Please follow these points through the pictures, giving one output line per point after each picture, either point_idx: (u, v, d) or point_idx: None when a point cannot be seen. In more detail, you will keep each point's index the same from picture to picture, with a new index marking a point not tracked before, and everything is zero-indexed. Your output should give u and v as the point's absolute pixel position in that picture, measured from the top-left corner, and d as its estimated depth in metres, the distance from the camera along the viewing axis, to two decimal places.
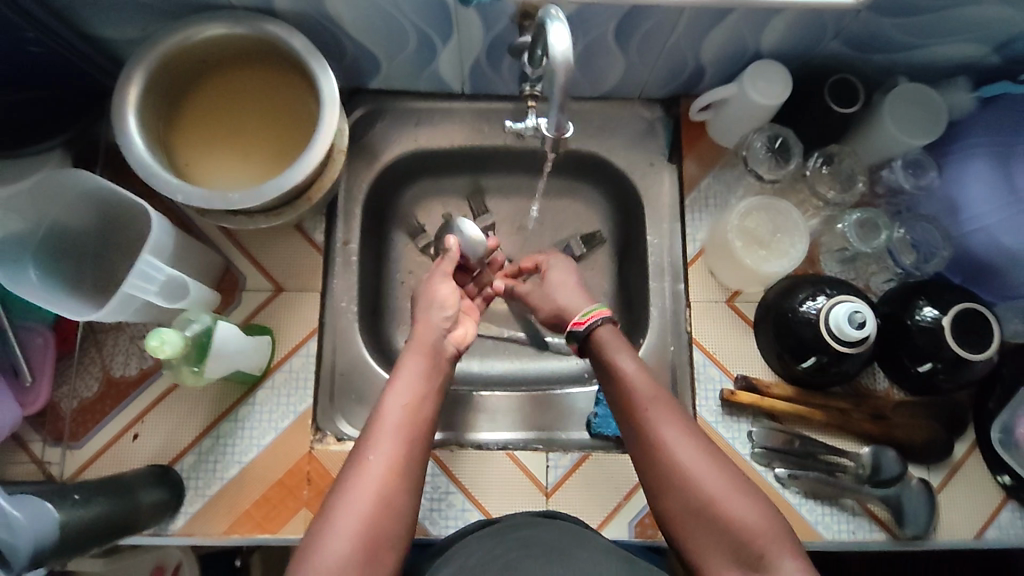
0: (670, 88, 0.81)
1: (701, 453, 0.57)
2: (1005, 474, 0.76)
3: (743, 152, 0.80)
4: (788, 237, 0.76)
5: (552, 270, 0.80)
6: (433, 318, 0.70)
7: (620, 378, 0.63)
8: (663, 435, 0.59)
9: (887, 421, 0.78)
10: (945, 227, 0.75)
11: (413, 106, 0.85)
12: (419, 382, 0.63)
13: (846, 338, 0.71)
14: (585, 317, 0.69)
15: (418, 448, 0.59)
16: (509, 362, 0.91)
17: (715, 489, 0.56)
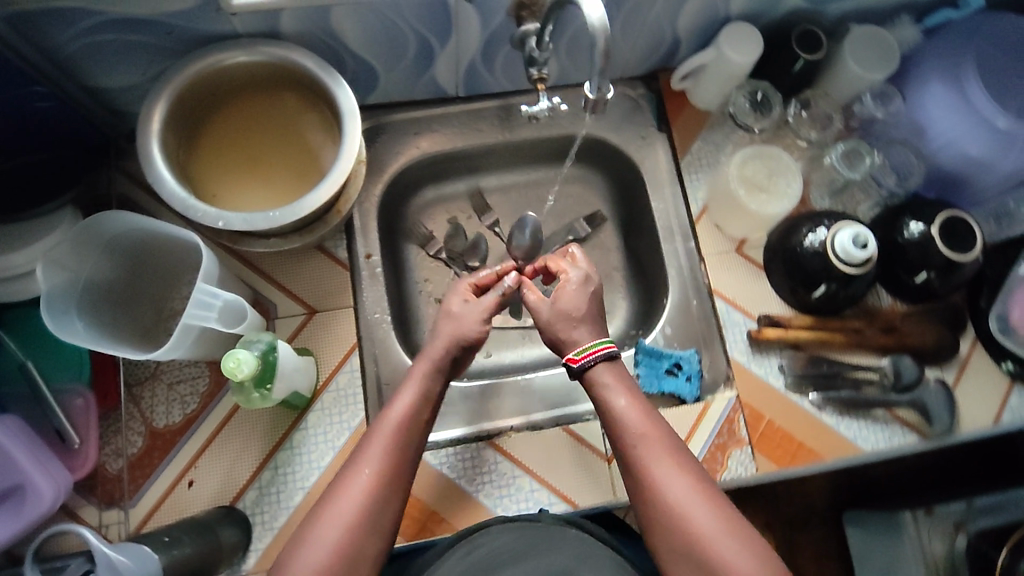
0: (649, 64, 0.88)
1: (691, 492, 0.59)
2: (1008, 360, 0.83)
3: (729, 109, 0.89)
4: (784, 179, 0.85)
5: (564, 291, 0.71)
6: (448, 345, 0.68)
7: (613, 415, 0.64)
8: (653, 473, 0.60)
9: (898, 331, 0.85)
10: (917, 148, 0.83)
11: (411, 116, 0.88)
12: (404, 440, 0.62)
13: (852, 261, 0.77)
14: (581, 354, 0.67)
15: (396, 492, 0.60)
16: (516, 354, 0.92)
17: (705, 526, 0.57)
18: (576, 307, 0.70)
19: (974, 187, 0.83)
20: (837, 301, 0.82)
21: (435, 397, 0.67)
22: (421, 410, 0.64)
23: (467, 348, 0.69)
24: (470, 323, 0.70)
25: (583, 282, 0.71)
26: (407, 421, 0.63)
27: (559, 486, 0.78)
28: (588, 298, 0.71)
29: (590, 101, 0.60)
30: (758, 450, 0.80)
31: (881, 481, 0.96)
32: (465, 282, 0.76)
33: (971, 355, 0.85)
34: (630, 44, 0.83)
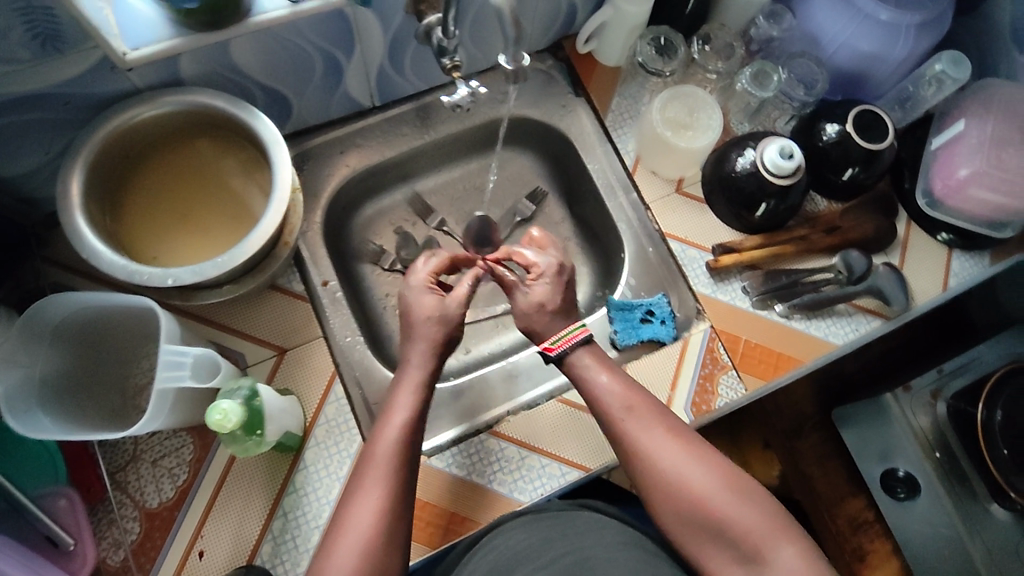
0: (551, 35, 0.92)
1: (682, 455, 0.62)
2: (944, 231, 0.91)
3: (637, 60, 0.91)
4: (704, 113, 0.89)
5: (539, 283, 0.74)
6: (429, 347, 0.70)
7: (596, 393, 0.68)
8: (643, 443, 0.64)
9: (840, 230, 0.89)
10: (816, 56, 0.88)
11: (333, 136, 0.88)
12: (405, 448, 0.62)
13: (783, 173, 0.81)
14: (556, 342, 0.70)
15: (404, 506, 0.60)
16: (492, 343, 0.93)
17: (704, 487, 0.61)
18: (549, 297, 0.73)
19: (873, 81, 0.89)
20: (779, 214, 0.87)
21: (424, 403, 0.67)
22: (415, 421, 0.64)
23: (450, 338, 0.71)
24: (442, 321, 0.71)
25: (555, 277, 0.74)
26: (409, 429, 0.63)
27: (569, 455, 0.77)
28: (561, 289, 0.74)
29: (510, 71, 0.65)
30: (742, 372, 0.83)
31: (856, 375, 1.02)
32: (421, 277, 0.75)
33: (909, 235, 0.92)
34: (528, 19, 0.85)
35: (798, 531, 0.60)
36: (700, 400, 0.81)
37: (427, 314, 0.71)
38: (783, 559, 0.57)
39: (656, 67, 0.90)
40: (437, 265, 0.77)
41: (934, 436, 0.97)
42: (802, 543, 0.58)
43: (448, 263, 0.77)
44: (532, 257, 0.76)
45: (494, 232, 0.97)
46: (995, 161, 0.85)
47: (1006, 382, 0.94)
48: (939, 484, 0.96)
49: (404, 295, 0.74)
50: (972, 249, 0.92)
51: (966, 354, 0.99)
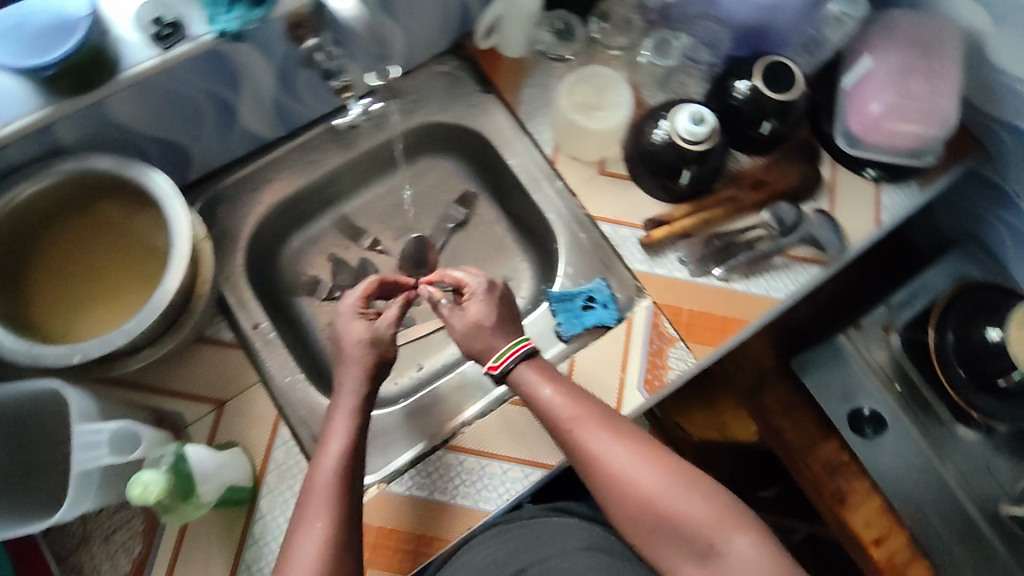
0: (449, 36, 0.90)
1: (633, 458, 0.63)
2: (870, 167, 0.90)
3: (540, 48, 0.91)
4: (612, 91, 0.87)
5: (472, 300, 0.73)
6: (360, 370, 0.68)
7: (542, 405, 0.67)
8: (594, 449, 0.64)
9: (766, 185, 0.89)
10: (715, 16, 0.87)
11: (243, 174, 0.86)
12: (343, 478, 0.61)
13: (697, 139, 0.81)
14: (500, 359, 0.70)
15: (348, 534, 0.60)
16: (442, 354, 0.92)
17: (656, 489, 0.62)
18: (485, 315, 0.72)
19: (779, 32, 0.87)
20: (703, 180, 0.86)
21: (360, 431, 0.65)
22: (351, 449, 0.64)
23: (384, 358, 0.70)
24: (369, 342, 0.69)
25: (489, 293, 0.74)
26: (344, 462, 0.62)
27: (529, 456, 0.76)
28: (498, 301, 0.74)
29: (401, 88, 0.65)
30: (690, 342, 0.83)
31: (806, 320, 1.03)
32: (352, 300, 0.73)
33: (835, 177, 0.92)
34: (421, 23, 0.84)
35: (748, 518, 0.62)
36: (652, 377, 0.81)
37: (357, 338, 0.69)
38: (737, 549, 0.59)
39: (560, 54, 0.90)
40: (368, 289, 0.75)
41: (893, 369, 0.99)
42: (754, 530, 0.60)
43: (379, 286, 0.76)
44: (464, 276, 0.75)
45: (429, 246, 0.95)
46: (906, 91, 0.85)
47: (962, 296, 0.94)
48: (904, 416, 0.97)
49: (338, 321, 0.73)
50: (899, 181, 0.92)
51: (911, 284, 1.01)
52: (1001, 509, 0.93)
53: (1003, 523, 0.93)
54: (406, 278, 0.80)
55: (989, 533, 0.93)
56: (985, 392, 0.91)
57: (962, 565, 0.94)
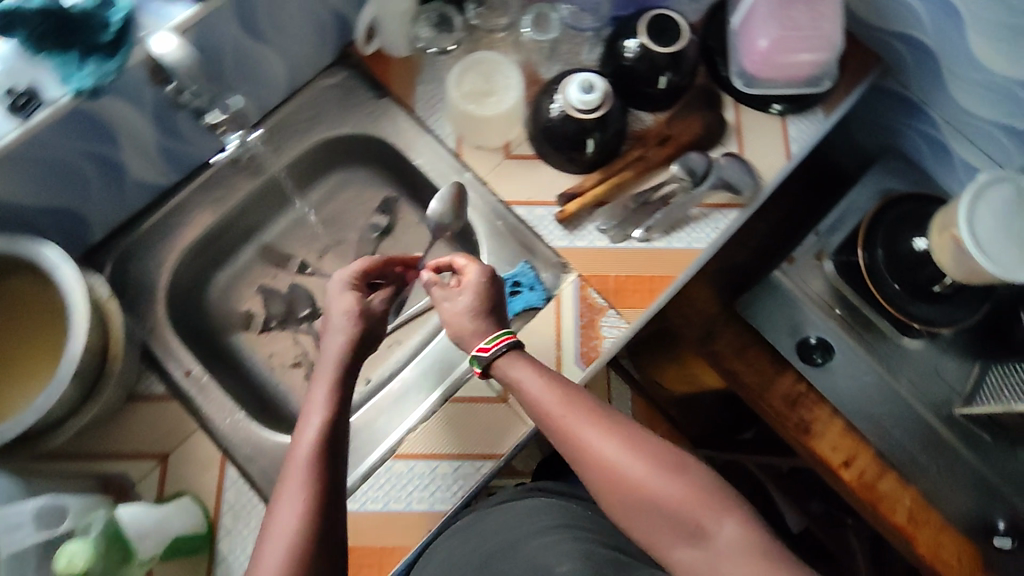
0: (329, 47, 0.89)
1: (621, 444, 0.63)
2: (775, 103, 0.90)
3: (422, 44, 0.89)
4: (500, 75, 0.86)
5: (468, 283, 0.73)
6: (340, 343, 0.70)
7: (530, 396, 0.67)
8: (582, 437, 0.64)
9: (672, 138, 0.89)
10: None
11: (148, 224, 0.85)
12: (324, 444, 0.62)
13: (590, 108, 0.81)
14: (490, 342, 0.70)
15: (332, 497, 0.60)
16: (387, 364, 0.93)
17: (642, 475, 0.61)
18: (473, 302, 0.72)
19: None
20: (608, 145, 0.86)
21: (343, 405, 0.66)
22: (333, 421, 0.64)
23: (364, 325, 0.72)
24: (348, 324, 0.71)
25: (481, 284, 0.73)
26: (326, 430, 0.63)
27: (478, 450, 0.77)
28: (492, 290, 0.73)
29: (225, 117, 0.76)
30: (621, 308, 0.83)
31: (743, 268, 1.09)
32: (347, 273, 0.75)
33: (740, 118, 0.91)
34: (293, 40, 0.83)
35: (740, 504, 0.60)
36: (588, 350, 0.82)
37: (344, 309, 0.72)
38: (726, 533, 0.57)
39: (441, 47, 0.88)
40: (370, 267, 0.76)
41: (832, 293, 0.99)
42: (744, 515, 0.59)
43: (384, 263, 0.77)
44: (465, 262, 0.75)
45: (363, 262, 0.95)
46: (787, 23, 0.82)
47: (882, 213, 0.96)
48: (850, 338, 0.98)
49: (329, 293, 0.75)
50: (803, 111, 0.92)
51: (838, 208, 1.01)
52: (955, 410, 0.95)
53: (960, 423, 0.95)
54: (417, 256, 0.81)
55: (949, 434, 0.96)
56: (922, 301, 0.93)
57: (928, 471, 0.96)
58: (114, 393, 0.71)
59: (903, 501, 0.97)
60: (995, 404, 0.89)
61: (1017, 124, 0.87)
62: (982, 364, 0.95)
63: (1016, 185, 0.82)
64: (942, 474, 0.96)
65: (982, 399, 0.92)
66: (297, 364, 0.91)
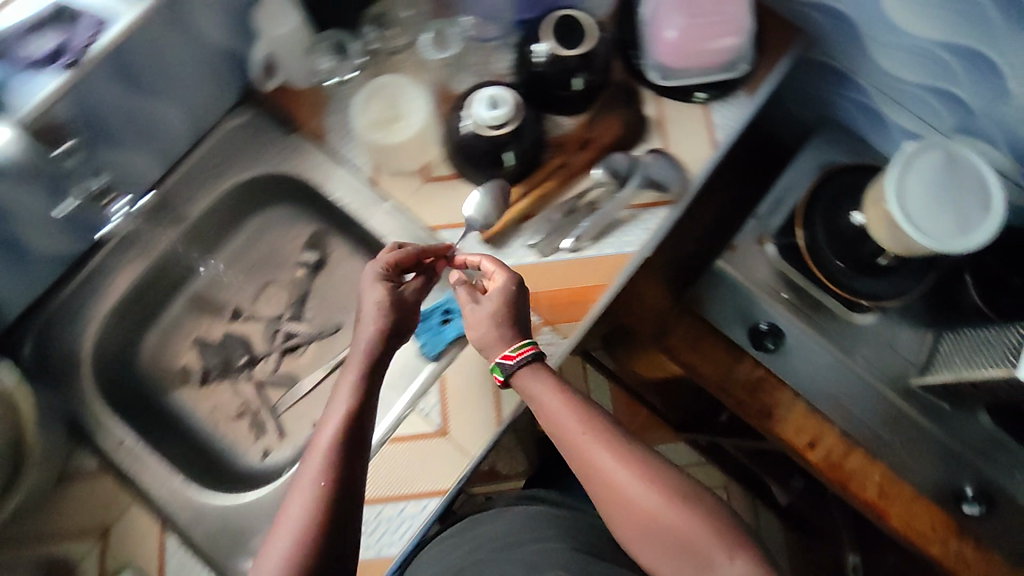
0: (230, 88, 0.86)
1: (633, 472, 0.64)
2: (699, 91, 0.87)
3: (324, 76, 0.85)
4: (405, 98, 0.83)
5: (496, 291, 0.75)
6: (369, 329, 0.71)
7: (547, 413, 0.68)
8: (595, 461, 0.65)
9: (592, 141, 0.87)
10: None
11: (66, 292, 0.83)
12: (346, 430, 0.64)
13: (499, 123, 0.78)
14: (515, 350, 0.71)
15: (348, 482, 0.61)
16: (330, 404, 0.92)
17: (652, 505, 0.63)
18: (495, 310, 0.73)
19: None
20: (528, 156, 0.84)
21: (370, 393, 0.68)
22: (359, 407, 0.66)
23: (391, 312, 0.73)
24: (375, 320, 0.72)
25: (506, 295, 0.74)
26: (348, 416, 0.64)
27: (421, 488, 0.76)
28: (516, 300, 0.75)
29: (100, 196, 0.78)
30: (556, 323, 0.82)
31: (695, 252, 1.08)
32: (380, 263, 0.76)
33: (661, 111, 0.88)
34: (188, 88, 0.80)
35: (747, 540, 0.62)
36: None
37: (376, 300, 0.73)
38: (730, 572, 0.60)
39: (343, 74, 0.85)
40: (404, 256, 0.76)
41: (777, 277, 0.97)
42: (750, 553, 0.61)
43: (416, 256, 0.77)
44: (494, 269, 0.77)
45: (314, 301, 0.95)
46: (694, 11, 0.79)
47: (819, 190, 0.94)
48: (800, 321, 0.96)
49: (362, 284, 0.75)
50: (725, 95, 0.88)
51: (776, 187, 0.99)
52: (911, 381, 0.94)
53: (916, 394, 0.94)
54: (451, 247, 0.81)
55: (907, 406, 0.94)
56: (867, 275, 0.91)
57: (890, 444, 0.96)
58: (37, 476, 0.73)
59: (873, 478, 0.96)
60: (948, 373, 0.88)
61: (944, 86, 0.85)
62: (935, 332, 0.94)
63: (945, 151, 0.79)
64: (904, 446, 0.95)
65: (935, 369, 0.91)
66: (241, 414, 0.92)
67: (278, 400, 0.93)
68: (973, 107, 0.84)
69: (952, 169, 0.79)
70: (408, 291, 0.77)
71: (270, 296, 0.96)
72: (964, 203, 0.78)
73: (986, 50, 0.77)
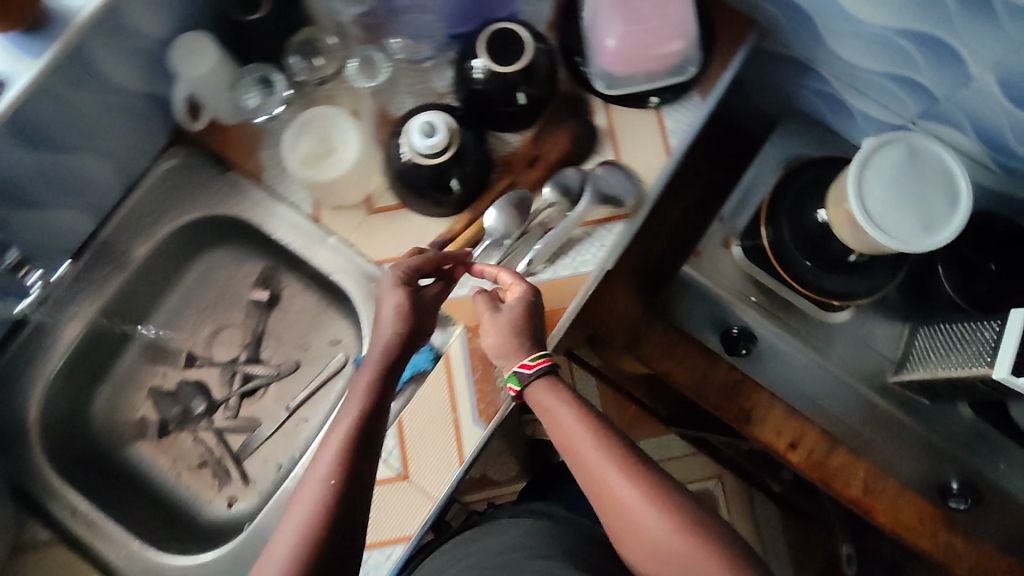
0: (158, 129, 0.82)
1: (637, 492, 0.66)
2: (652, 96, 0.83)
3: (247, 113, 0.80)
4: (338, 130, 0.78)
5: (515, 302, 0.74)
6: (385, 331, 0.71)
7: (558, 429, 0.71)
8: (602, 477, 0.68)
9: (541, 158, 0.82)
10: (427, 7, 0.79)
11: (7, 358, 0.81)
12: (356, 435, 0.64)
13: (439, 149, 0.74)
14: (534, 361, 0.72)
15: (354, 489, 0.62)
16: (294, 446, 0.91)
17: (653, 526, 0.65)
18: (513, 320, 0.73)
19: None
20: (473, 180, 0.80)
21: (384, 398, 0.68)
22: (371, 412, 0.67)
23: (408, 315, 0.72)
24: (392, 322, 0.71)
25: (523, 309, 0.73)
26: (359, 422, 0.65)
27: (385, 536, 0.75)
28: (534, 312, 0.74)
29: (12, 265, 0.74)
30: None
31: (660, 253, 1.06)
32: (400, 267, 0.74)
33: (611, 120, 0.84)
34: (107, 139, 0.76)
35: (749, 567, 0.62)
36: (484, 407, 0.78)
37: (395, 303, 0.72)
38: None
39: (271, 110, 0.80)
40: (426, 262, 0.74)
41: (745, 281, 0.94)
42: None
43: (435, 261, 0.75)
44: (511, 281, 0.75)
45: (271, 339, 0.93)
46: (631, 15, 0.74)
47: (783, 187, 0.90)
48: (772, 324, 0.93)
49: (382, 288, 0.74)
50: (678, 98, 0.85)
51: (739, 186, 0.96)
52: (889, 379, 0.91)
53: (895, 391, 0.91)
54: (469, 254, 0.78)
55: (886, 403, 0.91)
56: (839, 272, 0.87)
57: (871, 441, 0.95)
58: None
59: (857, 475, 0.97)
60: (925, 371, 0.85)
61: (906, 74, 0.81)
62: (911, 325, 0.91)
63: (905, 144, 0.76)
64: (885, 442, 0.94)
65: (911, 365, 0.88)
66: (204, 463, 0.90)
67: (241, 446, 0.91)
68: (937, 95, 0.80)
69: (914, 163, 0.76)
70: (427, 294, 0.75)
71: (225, 338, 0.93)
72: (927, 196, 0.75)
73: (944, 36, 0.73)
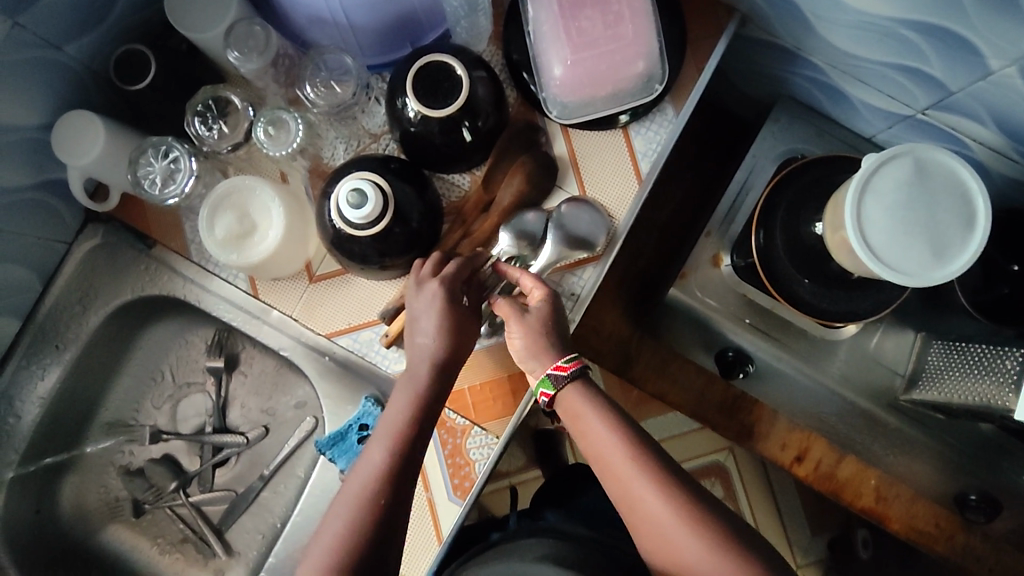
0: (68, 213, 0.74)
1: (676, 512, 0.57)
2: (622, 113, 0.72)
3: (147, 184, 0.69)
4: (259, 202, 0.69)
5: (543, 302, 0.65)
6: (426, 342, 0.63)
7: (589, 434, 0.62)
8: (635, 492, 0.58)
9: (497, 201, 0.72)
10: (344, 39, 0.68)
11: None
12: (394, 458, 0.58)
13: (374, 218, 0.64)
14: (568, 359, 0.63)
15: (388, 516, 0.56)
16: (275, 513, 0.85)
17: (692, 556, 0.55)
18: (543, 324, 0.64)
19: (424, 10, 0.67)
20: (422, 235, 0.69)
21: (429, 420, 0.61)
22: (412, 435, 0.60)
23: (451, 324, 0.63)
24: (437, 338, 0.62)
25: (555, 312, 0.65)
26: (398, 446, 0.59)
27: None
28: (562, 316, 0.66)
29: None
30: (484, 423, 0.75)
31: (647, 264, 0.97)
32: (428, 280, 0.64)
33: (573, 147, 0.74)
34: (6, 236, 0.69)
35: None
36: (458, 482, 0.74)
37: (436, 310, 0.63)
38: None
39: (179, 189, 0.70)
40: (461, 269, 0.65)
41: (739, 301, 0.86)
42: None
43: (464, 267, 0.65)
44: (532, 285, 0.66)
45: (233, 404, 0.88)
46: (579, 35, 0.66)
47: (778, 194, 0.78)
48: (766, 345, 0.86)
49: (415, 297, 0.64)
50: (648, 113, 0.73)
51: (731, 187, 0.85)
52: (899, 397, 0.85)
53: (904, 408, 0.86)
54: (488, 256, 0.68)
55: (893, 420, 0.87)
56: (839, 290, 0.77)
57: (887, 457, 0.87)
58: None
59: (868, 483, 0.85)
60: (938, 395, 0.79)
61: (912, 65, 0.68)
62: (924, 336, 0.84)
63: (914, 159, 0.65)
64: (898, 458, 0.87)
65: (923, 385, 0.82)
66: (185, 539, 0.86)
67: (220, 519, 0.86)
68: (951, 88, 0.68)
69: (920, 181, 0.65)
70: (465, 304, 0.65)
71: (188, 409, 0.88)
72: (936, 215, 0.65)
73: (958, 29, 0.60)
